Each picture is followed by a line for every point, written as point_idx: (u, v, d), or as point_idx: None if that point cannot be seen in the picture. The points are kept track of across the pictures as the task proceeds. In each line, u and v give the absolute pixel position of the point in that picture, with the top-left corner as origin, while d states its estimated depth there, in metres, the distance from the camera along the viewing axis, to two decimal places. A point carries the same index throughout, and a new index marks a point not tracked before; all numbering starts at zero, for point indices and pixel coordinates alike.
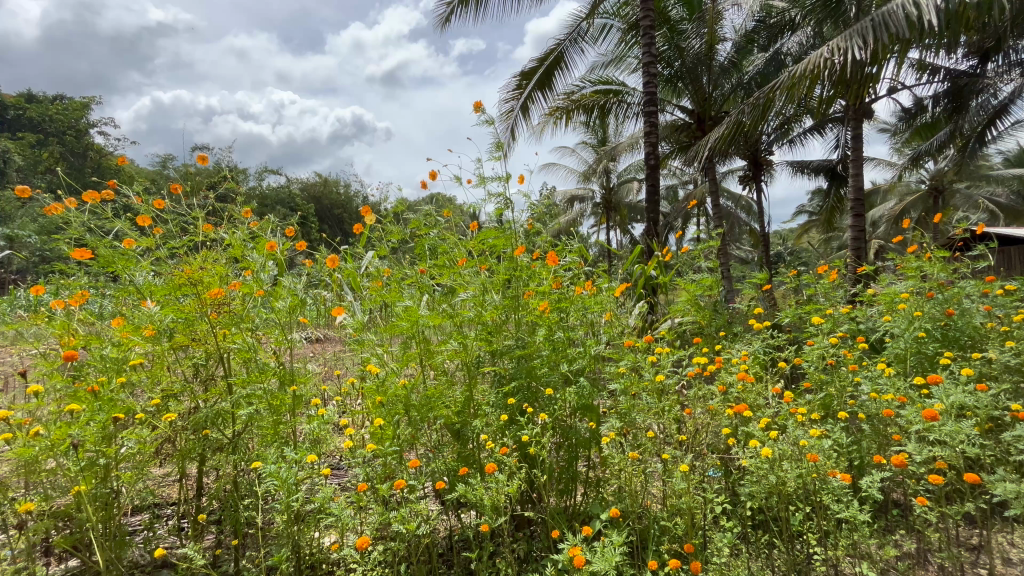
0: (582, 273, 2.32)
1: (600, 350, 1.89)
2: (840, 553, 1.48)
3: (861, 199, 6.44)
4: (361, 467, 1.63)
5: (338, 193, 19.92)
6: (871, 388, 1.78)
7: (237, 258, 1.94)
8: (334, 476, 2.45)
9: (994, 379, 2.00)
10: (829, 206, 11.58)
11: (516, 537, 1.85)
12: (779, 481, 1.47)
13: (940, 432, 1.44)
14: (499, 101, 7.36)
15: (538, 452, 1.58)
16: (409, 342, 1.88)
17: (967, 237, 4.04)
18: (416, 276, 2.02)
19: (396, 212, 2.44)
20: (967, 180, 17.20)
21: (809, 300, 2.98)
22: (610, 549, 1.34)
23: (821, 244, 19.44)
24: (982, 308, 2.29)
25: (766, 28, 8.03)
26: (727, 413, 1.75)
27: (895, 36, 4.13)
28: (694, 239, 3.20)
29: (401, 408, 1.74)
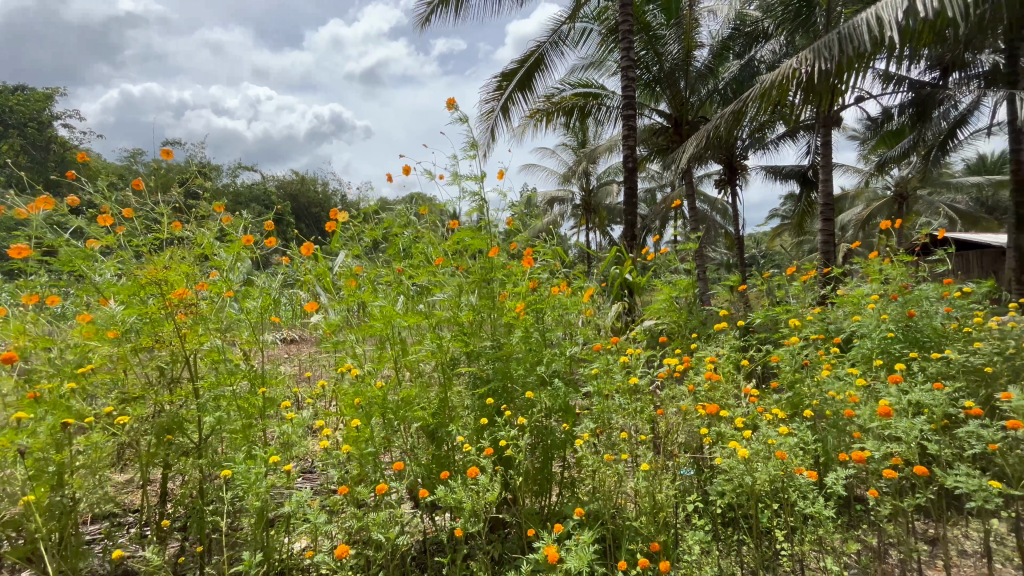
0: (557, 274, 2.34)
1: (576, 352, 1.91)
2: (805, 549, 1.52)
3: (830, 204, 6.65)
4: (336, 469, 1.60)
5: (315, 192, 19.61)
6: (836, 387, 1.84)
7: (205, 257, 1.89)
8: (305, 479, 2.40)
9: (951, 378, 2.09)
10: (800, 210, 11.93)
11: (491, 539, 1.84)
12: (751, 480, 1.51)
13: (896, 428, 1.52)
14: (479, 102, 7.35)
15: (513, 455, 1.58)
16: (383, 343, 1.88)
17: (928, 242, 4.20)
18: (391, 276, 1.99)
19: (372, 211, 2.42)
20: (930, 188, 17.92)
21: (779, 301, 3.07)
22: (583, 549, 1.36)
23: (793, 248, 20.00)
24: (942, 310, 2.38)
25: (741, 36, 8.23)
26: (699, 413, 1.78)
27: (860, 50, 4.28)
28: (670, 241, 3.25)
29: (377, 410, 1.72)
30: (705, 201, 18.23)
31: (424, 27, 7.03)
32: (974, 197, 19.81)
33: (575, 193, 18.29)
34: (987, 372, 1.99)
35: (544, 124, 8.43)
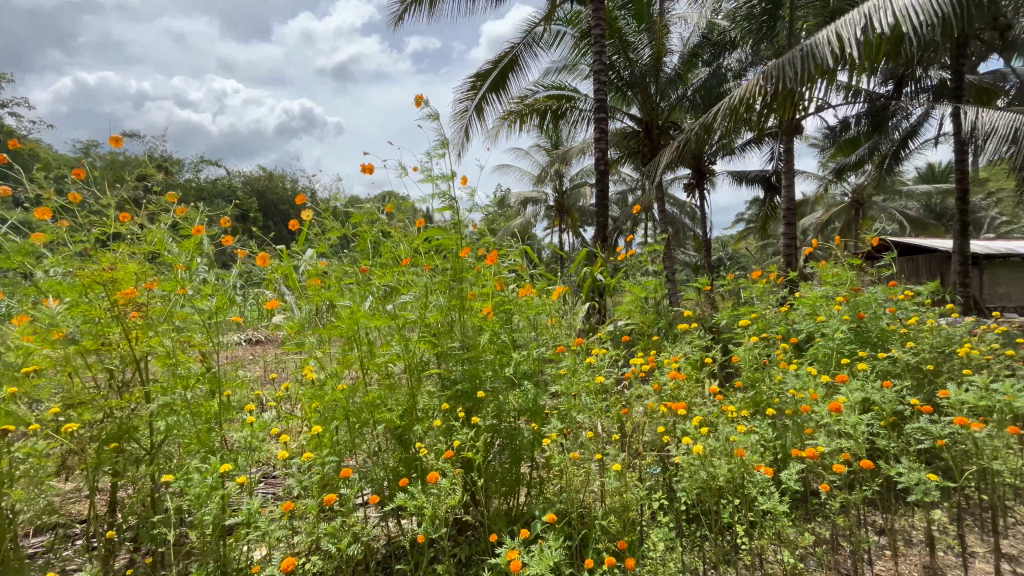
0: (526, 274, 2.34)
1: (543, 352, 1.92)
2: (763, 543, 1.56)
3: (792, 209, 6.92)
4: (295, 477, 1.56)
5: (283, 189, 19.13)
6: (796, 386, 1.90)
7: (158, 254, 1.80)
8: (266, 485, 2.33)
9: (899, 376, 2.20)
10: (765, 215, 12.34)
11: (457, 542, 1.83)
12: (709, 476, 1.55)
13: (849, 424, 1.59)
14: (453, 102, 7.32)
15: (478, 456, 1.58)
16: (349, 345, 1.83)
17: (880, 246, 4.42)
18: (356, 276, 1.95)
19: (338, 209, 2.37)
20: (884, 195, 18.85)
21: (742, 303, 3.16)
22: (546, 550, 1.37)
23: (758, 250, 20.68)
24: (890, 311, 2.51)
25: (709, 44, 8.42)
26: (662, 411, 1.83)
27: (821, 64, 4.46)
28: (639, 243, 3.31)
29: (339, 413, 1.69)
30: (675, 204, 18.63)
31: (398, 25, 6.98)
32: (924, 204, 20.92)
33: (548, 194, 18.40)
34: (930, 371, 2.11)
35: (517, 126, 8.46)
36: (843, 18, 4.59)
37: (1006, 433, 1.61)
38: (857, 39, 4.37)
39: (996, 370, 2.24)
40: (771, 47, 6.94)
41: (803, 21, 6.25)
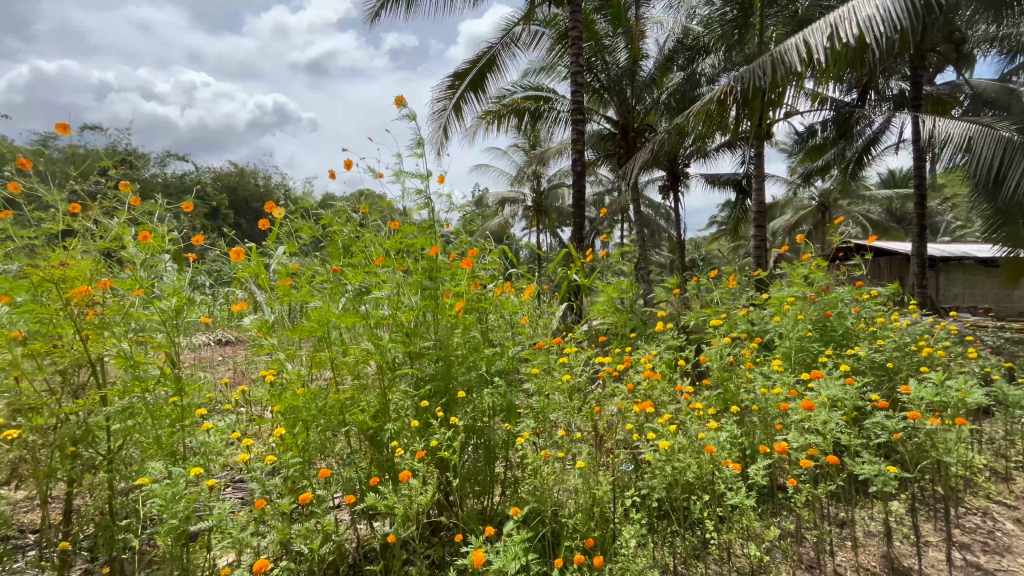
0: (500, 274, 2.35)
1: (517, 351, 1.92)
2: (731, 538, 1.60)
3: (762, 212, 7.12)
4: (260, 480, 1.52)
5: (255, 185, 18.64)
6: (763, 383, 1.96)
7: (117, 252, 1.74)
8: (232, 489, 2.27)
9: (861, 373, 2.28)
10: (736, 217, 12.65)
11: (429, 543, 1.82)
12: (676, 471, 1.59)
13: (814, 420, 1.65)
14: (430, 101, 7.27)
15: (448, 455, 1.58)
16: (320, 345, 1.80)
17: (844, 248, 4.57)
18: (328, 275, 1.92)
19: (310, 207, 2.32)
20: (849, 199, 19.56)
21: (713, 303, 3.23)
22: (513, 548, 1.38)
23: (730, 252, 21.20)
24: (853, 310, 2.60)
25: (684, 49, 8.44)
26: (634, 410, 1.86)
27: (791, 70, 4.60)
28: (614, 244, 3.34)
29: (307, 414, 1.65)
30: (650, 205, 18.93)
31: (374, 21, 6.88)
32: (886, 208, 21.81)
33: (525, 194, 18.42)
34: (889, 368, 2.21)
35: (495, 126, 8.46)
36: (811, 26, 4.74)
37: (956, 427, 1.70)
38: (823, 44, 4.51)
39: (949, 367, 2.35)
40: (743, 54, 7.12)
41: (773, 29, 6.43)
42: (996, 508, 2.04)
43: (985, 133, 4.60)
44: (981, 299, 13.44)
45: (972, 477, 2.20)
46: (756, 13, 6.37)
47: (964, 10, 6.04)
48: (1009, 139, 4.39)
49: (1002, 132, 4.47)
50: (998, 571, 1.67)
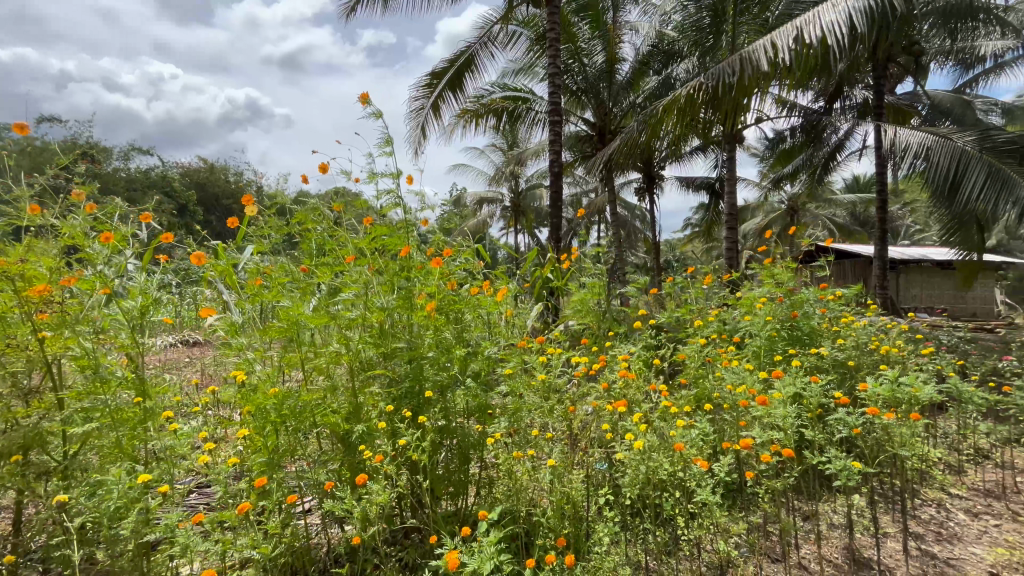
0: (476, 275, 2.34)
1: (493, 352, 1.91)
2: (701, 534, 1.63)
3: (733, 214, 7.29)
4: (219, 485, 1.49)
5: (225, 181, 18.11)
6: (732, 382, 2.01)
7: (76, 249, 1.65)
8: (197, 494, 2.20)
9: (825, 372, 2.37)
10: (709, 220, 12.93)
11: (401, 545, 1.81)
12: (648, 470, 1.61)
13: (780, 417, 1.70)
14: (408, 99, 7.20)
15: (417, 457, 1.58)
16: (289, 345, 1.75)
17: (811, 250, 4.72)
18: (298, 274, 1.88)
19: (280, 202, 2.26)
20: (816, 204, 20.26)
21: (685, 303, 3.29)
22: (480, 549, 1.39)
23: (703, 254, 21.65)
24: (819, 311, 2.68)
25: (659, 53, 8.59)
26: (607, 409, 1.88)
27: (760, 74, 4.72)
28: (590, 245, 3.37)
29: (274, 417, 1.61)
30: (626, 207, 19.20)
31: (350, 16, 6.77)
32: (850, 212, 22.70)
33: (503, 194, 18.46)
34: (851, 367, 2.30)
35: (473, 125, 8.43)
36: (779, 29, 4.86)
37: (912, 422, 1.77)
38: (789, 48, 4.64)
39: (906, 364, 2.46)
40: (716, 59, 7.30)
41: (744, 36, 6.61)
42: (950, 500, 2.14)
43: (942, 143, 4.85)
44: (937, 299, 14.11)
45: (927, 470, 2.30)
46: (728, 20, 6.55)
47: (923, 22, 6.33)
48: (963, 151, 4.66)
49: (956, 144, 4.75)
50: (952, 560, 1.75)
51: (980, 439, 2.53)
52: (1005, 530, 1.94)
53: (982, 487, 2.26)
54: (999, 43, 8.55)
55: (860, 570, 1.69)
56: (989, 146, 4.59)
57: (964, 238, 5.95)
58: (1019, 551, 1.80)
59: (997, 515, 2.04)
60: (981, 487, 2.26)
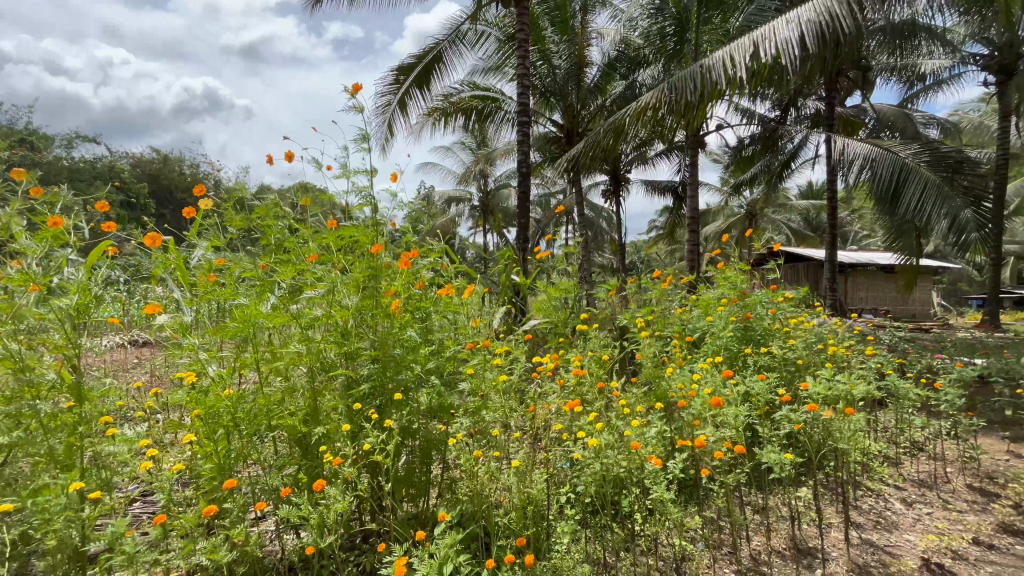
0: (443, 274, 2.31)
1: (457, 352, 1.89)
2: (656, 528, 1.67)
3: (695, 218, 7.52)
4: (164, 491, 1.42)
5: (179, 173, 17.28)
6: (690, 380, 2.07)
7: (6, 244, 1.54)
8: (141, 503, 2.09)
9: (776, 370, 2.48)
10: (673, 223, 13.27)
11: (360, 549, 1.78)
12: (604, 467, 1.65)
13: (732, 415, 1.78)
14: (375, 94, 7.07)
15: (380, 459, 1.55)
16: (245, 346, 1.69)
17: (763, 254, 4.92)
18: (256, 271, 1.82)
19: (238, 197, 2.18)
20: (773, 209, 21.13)
21: (648, 302, 3.37)
22: (438, 552, 1.38)
23: (668, 255, 22.18)
24: (772, 311, 2.80)
25: (626, 59, 8.75)
26: (567, 408, 1.92)
27: (719, 84, 4.88)
28: (557, 245, 3.41)
29: (227, 420, 1.55)
30: (594, 208, 19.50)
31: (315, 8, 6.60)
32: (803, 216, 23.78)
33: (472, 193, 18.41)
34: (800, 365, 2.42)
35: (441, 123, 8.36)
36: (737, 42, 5.02)
37: (850, 417, 1.89)
38: (746, 65, 4.82)
39: (849, 363, 2.62)
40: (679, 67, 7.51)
41: (706, 46, 6.85)
42: (888, 490, 2.28)
43: (885, 155, 5.12)
44: (880, 301, 15.00)
45: (869, 463, 2.43)
46: (691, 29, 6.77)
47: (869, 40, 6.71)
48: (903, 163, 4.95)
49: (898, 156, 5.04)
50: (889, 547, 1.86)
51: (916, 432, 2.69)
52: (935, 517, 2.07)
53: (916, 477, 2.42)
54: (937, 62, 9.17)
55: (804, 559, 1.78)
56: (927, 158, 4.88)
57: (903, 243, 6.34)
58: (948, 536, 1.94)
59: (928, 503, 2.19)
60: (915, 477, 2.42)
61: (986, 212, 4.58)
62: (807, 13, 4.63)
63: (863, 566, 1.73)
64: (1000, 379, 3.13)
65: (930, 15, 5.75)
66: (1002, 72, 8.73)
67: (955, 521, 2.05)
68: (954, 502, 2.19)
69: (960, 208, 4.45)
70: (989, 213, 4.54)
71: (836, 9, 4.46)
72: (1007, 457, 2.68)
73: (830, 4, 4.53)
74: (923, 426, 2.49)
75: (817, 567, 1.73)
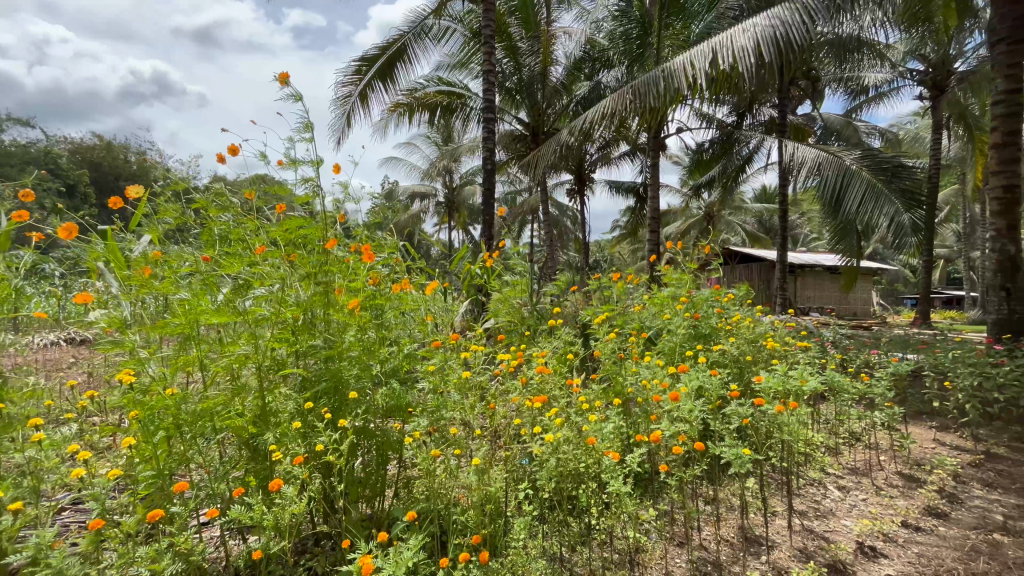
0: (398, 270, 2.27)
1: (413, 349, 1.83)
2: (611, 522, 1.71)
3: (656, 218, 7.69)
4: (97, 499, 1.33)
5: (124, 161, 16.29)
6: (644, 376, 2.13)
7: None
8: (71, 511, 1.96)
9: (723, 366, 2.58)
10: (636, 222, 13.56)
11: (311, 553, 1.73)
12: (561, 462, 1.65)
13: (681, 409, 1.84)
14: (335, 85, 6.86)
15: (334, 459, 1.49)
16: (186, 345, 1.61)
17: (717, 254, 5.08)
18: (199, 264, 1.73)
19: (183, 188, 2.07)
20: (730, 211, 21.94)
21: (605, 301, 3.44)
22: (397, 553, 1.34)
23: (631, 255, 22.61)
24: (719, 311, 2.92)
25: (591, 60, 8.88)
26: (526, 404, 1.94)
27: (680, 90, 5.02)
28: (519, 243, 3.43)
29: (170, 422, 1.47)
30: (558, 207, 19.69)
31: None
32: (758, 220, 24.81)
33: (437, 189, 18.21)
34: (747, 361, 2.53)
35: (406, 118, 8.23)
36: (696, 49, 5.15)
37: (796, 410, 2.00)
38: (705, 71, 4.95)
39: (792, 359, 2.78)
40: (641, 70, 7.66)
41: (667, 50, 7.01)
42: (827, 478, 2.42)
43: (830, 160, 5.41)
44: (826, 300, 15.83)
45: (811, 454, 2.57)
46: (653, 33, 6.91)
47: (818, 51, 7.06)
48: (848, 167, 5.24)
49: (843, 161, 5.33)
50: (827, 532, 1.96)
51: (854, 425, 2.86)
52: (869, 503, 2.20)
53: (853, 466, 2.58)
54: (880, 75, 9.74)
55: (750, 546, 1.86)
56: (868, 163, 5.20)
57: (845, 245, 6.70)
58: (880, 520, 2.06)
59: (863, 490, 2.32)
60: (852, 466, 2.58)
61: (921, 215, 4.87)
62: (762, 23, 4.81)
63: (805, 552, 1.83)
64: (929, 372, 3.38)
65: (873, 31, 6.09)
66: (935, 88, 9.39)
67: (886, 506, 2.18)
68: (886, 488, 2.34)
69: (900, 211, 4.71)
70: (923, 216, 4.85)
71: (788, 21, 4.64)
72: (934, 445, 2.89)
73: (782, 15, 4.75)
74: (859, 418, 2.66)
75: (761, 554, 1.81)
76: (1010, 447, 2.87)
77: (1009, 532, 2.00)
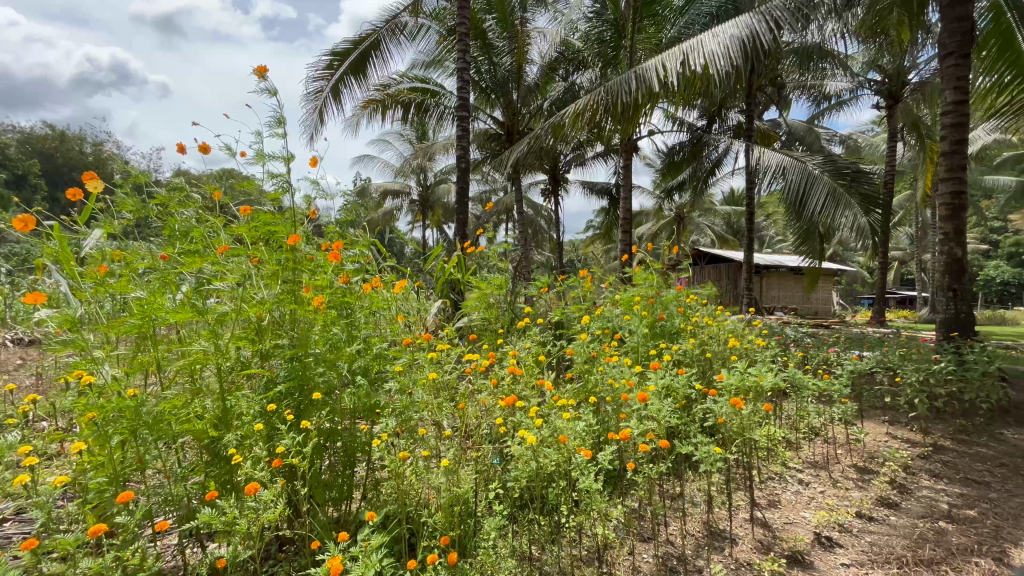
0: (367, 269, 2.23)
1: (383, 348, 1.80)
2: (582, 519, 1.73)
3: (628, 219, 7.85)
4: (42, 510, 1.25)
5: (80, 151, 15.55)
6: (614, 373, 2.16)
7: None
8: (18, 520, 1.86)
9: (690, 364, 2.65)
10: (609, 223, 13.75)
11: (274, 559, 1.68)
12: (540, 464, 1.67)
13: (649, 409, 1.87)
14: (306, 79, 6.69)
15: (299, 461, 1.45)
16: (142, 345, 1.54)
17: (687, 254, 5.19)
18: (157, 260, 1.66)
19: (143, 182, 1.98)
20: (699, 213, 22.51)
21: (576, 301, 3.49)
22: (365, 555, 1.31)
23: (603, 255, 22.92)
24: (683, 311, 3.02)
25: (565, 61, 8.94)
26: (498, 405, 1.94)
27: (650, 89, 5.08)
28: (493, 241, 3.46)
29: (125, 426, 1.40)
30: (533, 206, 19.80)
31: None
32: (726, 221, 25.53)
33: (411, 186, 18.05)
34: (712, 359, 2.60)
35: (379, 115, 8.11)
36: (668, 52, 5.27)
37: (759, 408, 2.07)
38: (677, 72, 5.02)
39: (754, 356, 2.88)
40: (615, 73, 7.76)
41: (640, 54, 7.13)
42: (788, 472, 2.51)
43: (794, 165, 5.59)
44: (790, 300, 16.43)
45: (773, 449, 2.66)
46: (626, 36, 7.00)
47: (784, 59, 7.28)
48: (811, 172, 5.43)
49: (807, 166, 5.52)
50: (787, 524, 2.03)
51: (813, 420, 2.97)
52: (826, 495, 2.30)
53: (812, 460, 2.69)
54: (841, 85, 10.01)
55: (714, 539, 1.91)
56: (829, 169, 5.42)
57: (808, 247, 6.93)
58: (836, 511, 2.15)
59: (821, 483, 2.42)
60: (811, 460, 2.68)
61: (878, 218, 5.09)
62: (732, 29, 4.92)
63: (765, 543, 1.89)
64: (881, 370, 3.55)
65: (835, 42, 6.31)
66: (891, 98, 9.84)
67: (842, 497, 2.28)
68: (842, 481, 2.44)
69: (859, 214, 4.90)
70: (880, 219, 5.08)
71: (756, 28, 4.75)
72: (886, 438, 3.04)
73: (750, 24, 4.83)
74: (818, 414, 2.77)
75: (725, 547, 1.86)
76: (955, 439, 3.05)
77: (954, 519, 2.13)
